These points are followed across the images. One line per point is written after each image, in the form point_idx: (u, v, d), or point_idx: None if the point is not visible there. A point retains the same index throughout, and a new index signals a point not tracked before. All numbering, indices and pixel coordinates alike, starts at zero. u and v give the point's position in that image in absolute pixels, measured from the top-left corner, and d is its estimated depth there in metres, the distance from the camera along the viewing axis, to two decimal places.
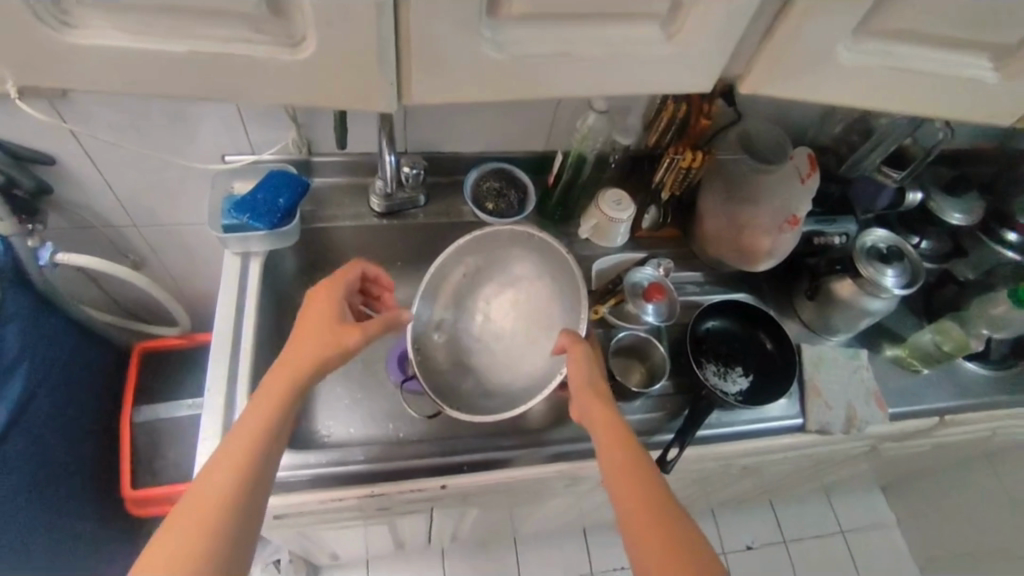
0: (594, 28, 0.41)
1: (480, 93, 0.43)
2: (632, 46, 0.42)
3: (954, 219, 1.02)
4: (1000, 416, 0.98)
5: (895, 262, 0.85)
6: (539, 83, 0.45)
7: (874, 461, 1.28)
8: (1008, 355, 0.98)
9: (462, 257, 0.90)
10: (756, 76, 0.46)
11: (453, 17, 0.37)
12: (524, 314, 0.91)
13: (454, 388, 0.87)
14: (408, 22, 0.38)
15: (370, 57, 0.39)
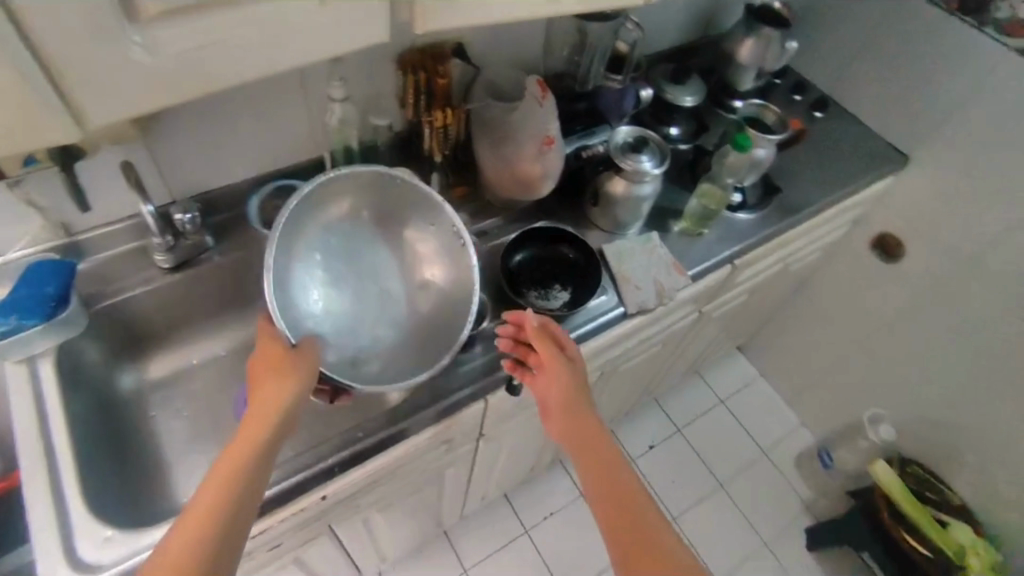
0: (244, 8, 0.45)
1: (163, 94, 0.46)
2: (285, 18, 0.47)
3: (688, 101, 1.17)
4: (773, 246, 1.14)
5: (644, 149, 0.96)
6: (223, 71, 0.48)
7: (711, 328, 1.43)
8: (763, 196, 1.14)
9: (328, 245, 0.83)
10: (425, 17, 0.54)
11: (90, 29, 0.39)
12: (409, 270, 0.87)
13: (356, 367, 0.80)
14: (51, 45, 0.39)
15: (40, 89, 0.41)
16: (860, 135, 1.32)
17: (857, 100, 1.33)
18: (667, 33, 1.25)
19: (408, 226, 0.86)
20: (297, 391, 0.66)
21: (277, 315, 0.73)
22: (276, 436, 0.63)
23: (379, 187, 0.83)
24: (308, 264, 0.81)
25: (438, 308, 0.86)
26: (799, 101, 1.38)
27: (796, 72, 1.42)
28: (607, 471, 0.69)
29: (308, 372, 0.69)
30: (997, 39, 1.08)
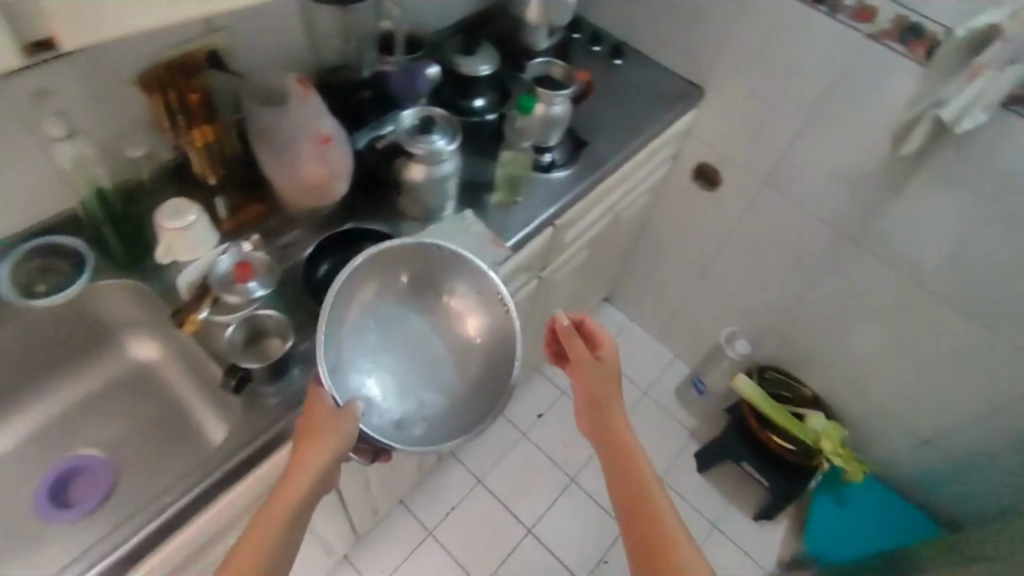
0: None
1: None
2: None
3: (485, 69, 1.14)
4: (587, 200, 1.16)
5: (433, 128, 0.92)
6: None
7: (562, 289, 1.44)
8: (572, 151, 1.15)
9: (366, 314, 0.83)
10: (75, 26, 0.46)
11: None
12: (457, 324, 0.85)
13: (404, 433, 0.77)
14: None
15: None
16: (655, 75, 1.37)
17: (646, 41, 1.37)
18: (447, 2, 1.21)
19: (450, 287, 0.86)
20: (336, 450, 0.69)
21: (326, 371, 0.72)
22: (309, 495, 0.69)
23: (418, 255, 0.85)
24: (356, 334, 0.81)
25: (484, 374, 0.82)
26: (599, 52, 1.39)
27: (588, 22, 1.43)
28: (628, 481, 0.78)
29: (350, 431, 0.71)
30: None
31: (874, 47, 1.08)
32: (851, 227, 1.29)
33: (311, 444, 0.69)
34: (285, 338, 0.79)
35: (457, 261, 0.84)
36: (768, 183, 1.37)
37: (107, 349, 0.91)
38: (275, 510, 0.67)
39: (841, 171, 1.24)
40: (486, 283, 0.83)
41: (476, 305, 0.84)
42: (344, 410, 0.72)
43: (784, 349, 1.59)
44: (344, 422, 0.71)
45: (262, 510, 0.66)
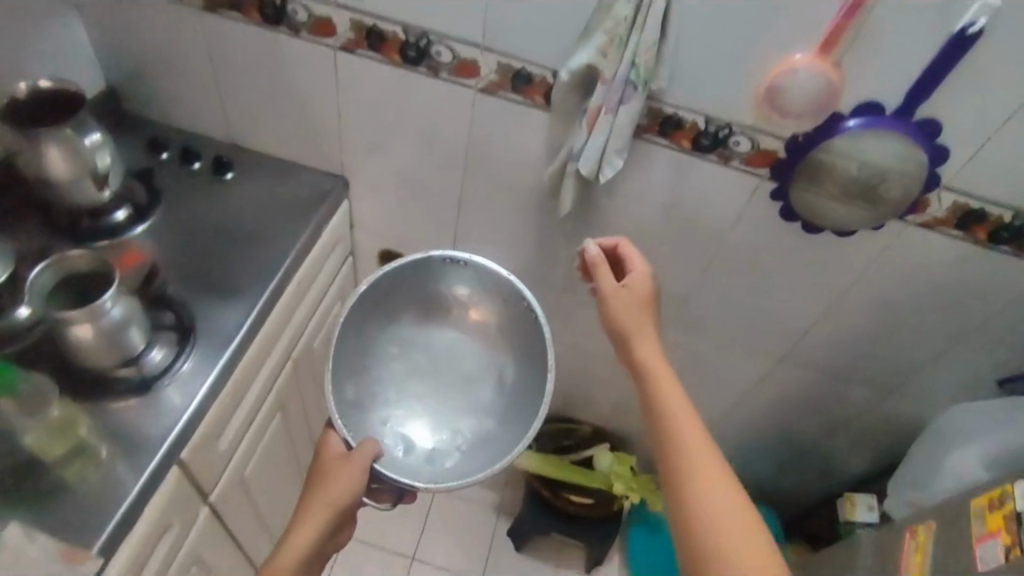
0: None
1: None
2: None
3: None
4: (228, 396, 0.90)
5: None
6: None
7: (280, 464, 1.15)
8: (178, 339, 0.88)
9: (388, 342, 0.96)
10: None
11: None
12: (470, 332, 0.98)
13: (433, 464, 0.88)
14: None
15: None
16: (281, 177, 1.09)
17: (255, 139, 1.09)
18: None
19: (456, 313, 0.98)
20: (345, 488, 0.81)
21: (336, 417, 0.85)
22: (308, 553, 0.81)
23: (414, 277, 0.95)
24: (381, 381, 0.95)
25: (518, 367, 0.94)
26: (201, 169, 1.06)
27: (173, 129, 1.10)
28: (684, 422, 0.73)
29: (359, 472, 0.81)
30: (317, 38, 0.91)
31: (491, 102, 0.91)
32: (556, 281, 1.17)
33: (324, 478, 0.82)
34: None
35: (466, 266, 0.94)
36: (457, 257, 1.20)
37: None
38: (294, 531, 0.81)
39: (521, 231, 1.10)
40: (505, 283, 0.93)
41: (489, 306, 0.96)
42: (359, 447, 0.83)
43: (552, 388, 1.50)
44: (353, 466, 0.81)
45: (293, 525, 0.82)
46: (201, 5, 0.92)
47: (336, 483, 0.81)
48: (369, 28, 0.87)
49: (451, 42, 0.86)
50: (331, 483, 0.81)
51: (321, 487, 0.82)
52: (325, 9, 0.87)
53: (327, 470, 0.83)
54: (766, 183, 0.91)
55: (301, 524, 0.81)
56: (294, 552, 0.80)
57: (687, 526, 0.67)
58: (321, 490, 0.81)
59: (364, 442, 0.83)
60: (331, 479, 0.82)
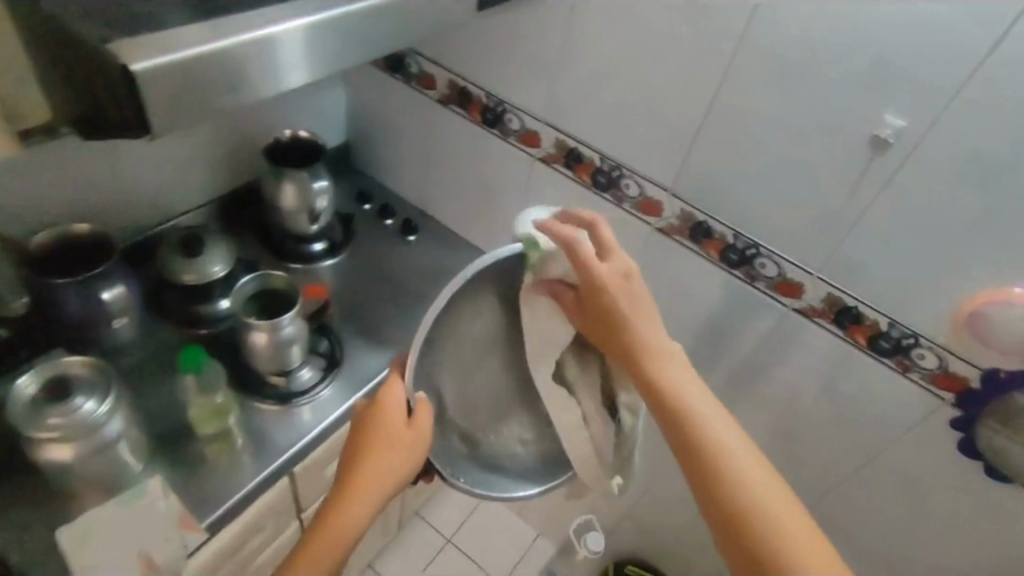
0: None
1: None
2: None
3: (216, 271, 0.93)
4: None
5: (74, 390, 0.70)
6: None
7: None
8: (327, 367, 0.95)
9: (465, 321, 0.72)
10: None
11: None
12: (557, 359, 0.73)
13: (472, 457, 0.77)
14: None
15: None
16: (455, 251, 1.19)
17: (443, 214, 1.21)
18: (175, 168, 0.98)
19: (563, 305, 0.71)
20: (406, 466, 0.65)
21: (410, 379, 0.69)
22: (352, 534, 0.64)
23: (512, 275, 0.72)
24: (452, 362, 0.73)
25: None
26: (391, 226, 1.21)
27: (382, 188, 1.27)
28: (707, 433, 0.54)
29: (421, 445, 0.66)
30: (521, 145, 1.00)
31: (664, 242, 0.93)
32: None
33: (377, 452, 0.64)
34: None
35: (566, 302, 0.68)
36: None
37: None
38: (335, 517, 0.63)
39: None
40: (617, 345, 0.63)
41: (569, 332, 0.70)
42: (417, 411, 0.67)
43: (649, 530, 1.39)
44: (414, 439, 0.66)
45: (331, 503, 0.64)
46: (437, 98, 1.06)
47: (404, 451, 0.65)
48: (569, 148, 0.95)
49: (641, 179, 0.90)
50: (393, 455, 0.64)
51: (382, 458, 0.64)
52: (536, 124, 0.96)
53: (388, 445, 0.65)
54: (948, 408, 0.79)
55: (354, 500, 0.63)
56: (337, 541, 0.63)
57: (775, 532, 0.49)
58: (381, 463, 0.64)
59: (419, 410, 0.67)
60: (390, 454, 0.65)
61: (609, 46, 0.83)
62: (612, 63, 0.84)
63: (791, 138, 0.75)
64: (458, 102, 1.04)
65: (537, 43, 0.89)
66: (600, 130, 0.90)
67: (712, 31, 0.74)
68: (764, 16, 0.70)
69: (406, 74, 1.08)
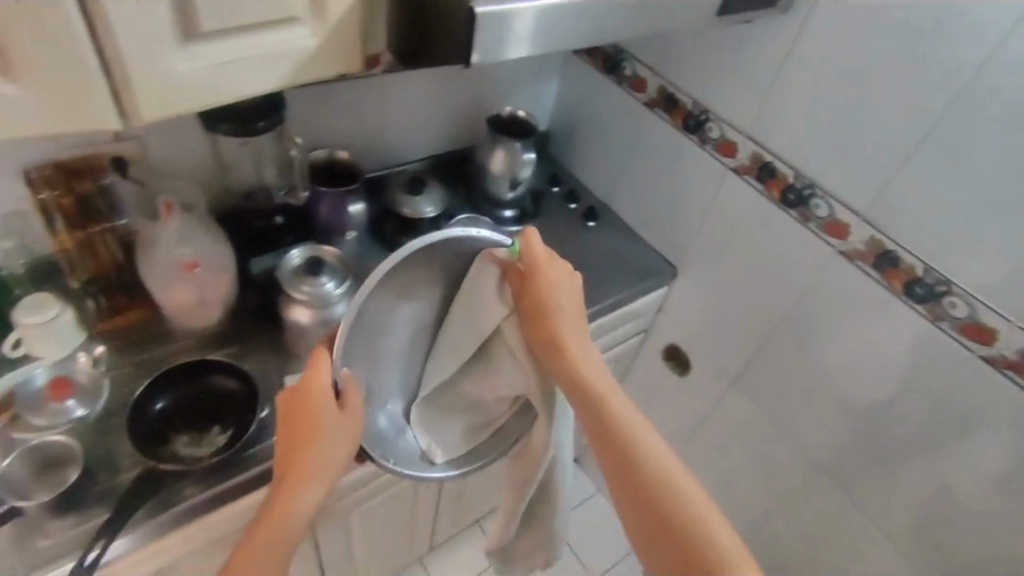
0: None
1: None
2: None
3: (428, 211, 1.11)
4: None
5: (322, 269, 0.87)
6: None
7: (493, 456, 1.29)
8: None
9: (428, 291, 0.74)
10: None
11: None
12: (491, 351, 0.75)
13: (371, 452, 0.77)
14: None
15: None
16: (627, 244, 1.28)
17: (623, 209, 1.30)
18: (416, 124, 1.17)
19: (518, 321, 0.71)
20: (349, 444, 0.66)
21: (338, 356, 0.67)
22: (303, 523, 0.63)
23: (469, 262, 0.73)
24: (390, 330, 0.75)
25: None
26: (573, 210, 1.33)
27: (571, 177, 1.39)
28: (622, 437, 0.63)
29: (358, 422, 0.67)
30: (716, 154, 1.07)
31: (845, 266, 0.94)
32: (829, 465, 1.07)
33: (320, 442, 0.64)
34: (76, 464, 0.75)
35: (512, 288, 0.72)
36: (733, 386, 1.19)
37: None
38: (284, 514, 0.61)
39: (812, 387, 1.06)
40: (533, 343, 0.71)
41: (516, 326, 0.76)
42: (347, 391, 0.67)
43: None
44: (352, 416, 0.66)
45: (278, 496, 0.62)
46: (644, 101, 1.16)
47: (347, 431, 0.66)
48: (765, 162, 1.00)
49: (835, 201, 0.93)
50: (339, 437, 0.65)
51: (328, 443, 0.64)
52: (736, 135, 1.02)
53: (333, 428, 0.65)
54: None
55: (303, 494, 0.63)
56: (286, 536, 0.61)
57: (698, 525, 0.57)
58: (327, 448, 0.64)
59: (348, 384, 0.67)
60: (335, 436, 0.65)
61: (832, 68, 0.87)
62: (828, 86, 0.88)
63: (1010, 174, 0.74)
64: (663, 107, 1.13)
65: (757, 59, 0.96)
66: (802, 148, 0.94)
67: (944, 62, 0.77)
68: (1008, 53, 0.71)
69: (621, 77, 1.19)
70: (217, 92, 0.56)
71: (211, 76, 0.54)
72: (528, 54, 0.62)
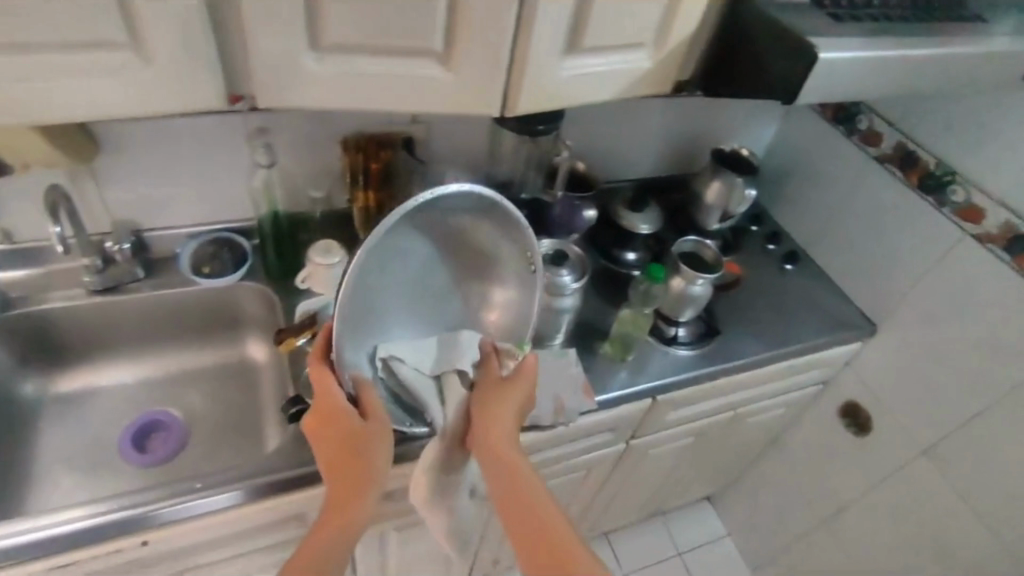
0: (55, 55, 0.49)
1: None
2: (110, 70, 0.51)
3: (643, 228, 1.19)
4: (701, 391, 1.12)
5: (564, 263, 0.98)
6: (37, 110, 0.53)
7: (651, 469, 1.33)
8: (702, 334, 1.13)
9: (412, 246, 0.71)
10: (260, 87, 0.56)
11: None
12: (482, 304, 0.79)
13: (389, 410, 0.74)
14: None
15: None
16: (827, 292, 1.27)
17: (827, 257, 1.30)
18: (642, 146, 1.26)
19: (519, 246, 0.78)
20: (382, 452, 0.67)
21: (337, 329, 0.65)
22: (355, 532, 0.65)
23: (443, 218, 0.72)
24: (387, 289, 0.70)
25: None
26: (773, 250, 1.34)
27: (773, 218, 1.40)
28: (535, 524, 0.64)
29: (381, 432, 0.67)
30: (956, 218, 1.04)
31: None
32: None
33: (358, 454, 0.66)
34: None
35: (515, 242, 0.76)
36: (925, 457, 1.15)
37: (235, 336, 1.09)
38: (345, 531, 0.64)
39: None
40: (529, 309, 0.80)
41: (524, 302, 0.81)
42: (364, 399, 0.67)
43: None
44: (378, 426, 0.66)
45: (326, 520, 0.64)
46: (876, 155, 1.15)
47: (371, 439, 0.66)
48: (1019, 233, 0.97)
49: None
50: (369, 447, 0.66)
51: (358, 454, 0.66)
52: (986, 201, 1.01)
53: (359, 438, 0.66)
54: None
55: (341, 507, 0.65)
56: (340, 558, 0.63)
57: None
58: (357, 459, 0.66)
59: (363, 391, 0.67)
60: (367, 443, 0.66)
61: None
62: None
63: None
64: (898, 165, 1.11)
65: None
66: None
67: None
68: None
69: (852, 128, 1.18)
70: (569, 97, 0.66)
71: (571, 83, 0.65)
72: (867, 89, 0.67)
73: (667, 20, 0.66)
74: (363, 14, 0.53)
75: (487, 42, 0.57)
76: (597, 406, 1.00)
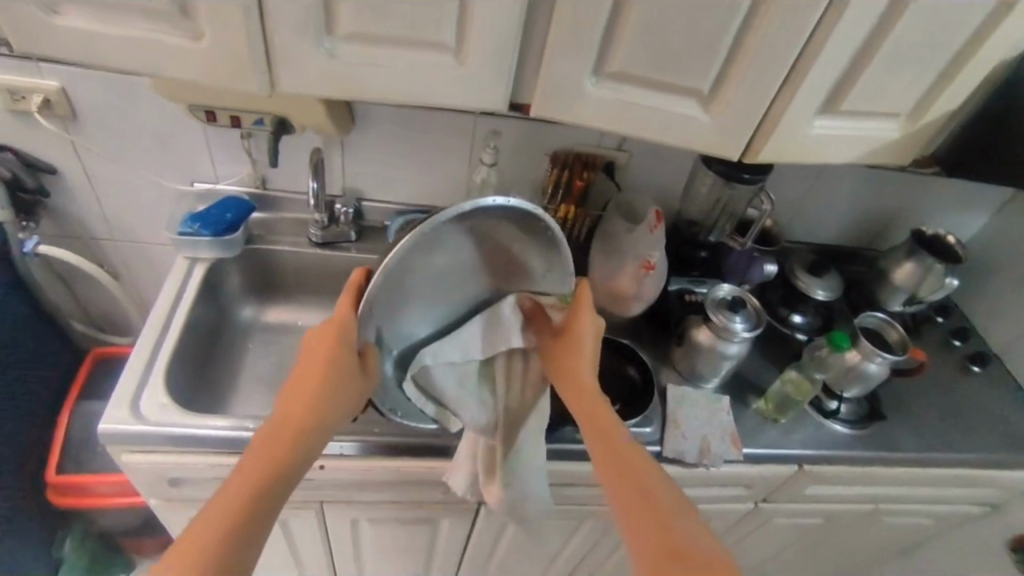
0: (396, 47, 0.60)
1: (320, 84, 0.62)
2: (431, 65, 0.61)
3: (820, 294, 1.15)
4: (858, 474, 1.06)
5: (740, 310, 0.98)
6: (365, 89, 0.64)
7: (769, 539, 1.28)
8: (866, 416, 1.08)
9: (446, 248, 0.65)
10: (540, 98, 0.64)
11: (292, 24, 0.57)
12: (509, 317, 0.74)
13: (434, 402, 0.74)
14: (264, 23, 0.57)
15: (256, 39, 0.58)
16: (1014, 406, 1.17)
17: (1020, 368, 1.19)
18: (833, 214, 1.23)
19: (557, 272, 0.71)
20: (347, 400, 0.63)
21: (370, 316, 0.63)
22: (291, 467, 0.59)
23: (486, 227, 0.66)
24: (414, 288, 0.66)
25: None
26: (957, 347, 1.25)
27: (961, 314, 1.31)
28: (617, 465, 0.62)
29: (358, 383, 0.64)
30: None
31: None
32: None
33: (328, 393, 0.62)
34: None
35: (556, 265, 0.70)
36: None
37: None
38: (286, 477, 0.58)
39: None
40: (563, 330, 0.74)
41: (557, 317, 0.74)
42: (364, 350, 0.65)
43: None
44: (358, 374, 0.64)
45: (270, 442, 0.59)
46: None
47: (346, 381, 0.63)
48: None
49: None
50: (342, 387, 0.63)
51: (330, 388, 0.62)
52: None
53: (338, 375, 0.62)
54: None
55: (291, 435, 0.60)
56: (270, 511, 0.56)
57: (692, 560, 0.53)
58: (327, 392, 0.62)
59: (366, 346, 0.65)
60: (342, 385, 0.63)
61: None
62: None
63: None
64: None
65: None
66: None
67: None
68: None
69: None
70: (809, 154, 0.69)
71: (816, 141, 0.67)
72: None
73: (925, 99, 0.67)
74: (651, 50, 0.59)
75: (754, 91, 0.61)
76: (744, 458, 0.99)
